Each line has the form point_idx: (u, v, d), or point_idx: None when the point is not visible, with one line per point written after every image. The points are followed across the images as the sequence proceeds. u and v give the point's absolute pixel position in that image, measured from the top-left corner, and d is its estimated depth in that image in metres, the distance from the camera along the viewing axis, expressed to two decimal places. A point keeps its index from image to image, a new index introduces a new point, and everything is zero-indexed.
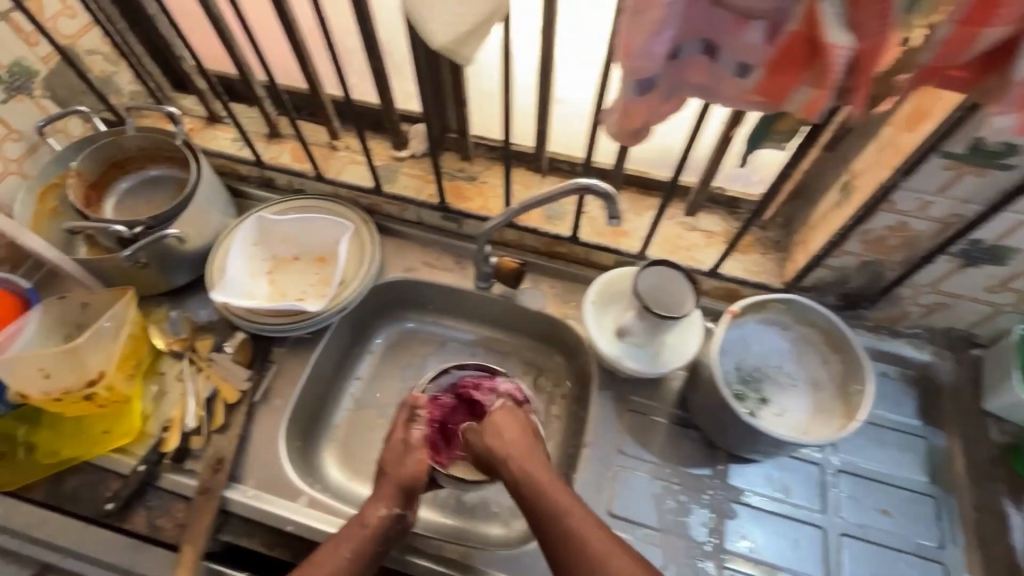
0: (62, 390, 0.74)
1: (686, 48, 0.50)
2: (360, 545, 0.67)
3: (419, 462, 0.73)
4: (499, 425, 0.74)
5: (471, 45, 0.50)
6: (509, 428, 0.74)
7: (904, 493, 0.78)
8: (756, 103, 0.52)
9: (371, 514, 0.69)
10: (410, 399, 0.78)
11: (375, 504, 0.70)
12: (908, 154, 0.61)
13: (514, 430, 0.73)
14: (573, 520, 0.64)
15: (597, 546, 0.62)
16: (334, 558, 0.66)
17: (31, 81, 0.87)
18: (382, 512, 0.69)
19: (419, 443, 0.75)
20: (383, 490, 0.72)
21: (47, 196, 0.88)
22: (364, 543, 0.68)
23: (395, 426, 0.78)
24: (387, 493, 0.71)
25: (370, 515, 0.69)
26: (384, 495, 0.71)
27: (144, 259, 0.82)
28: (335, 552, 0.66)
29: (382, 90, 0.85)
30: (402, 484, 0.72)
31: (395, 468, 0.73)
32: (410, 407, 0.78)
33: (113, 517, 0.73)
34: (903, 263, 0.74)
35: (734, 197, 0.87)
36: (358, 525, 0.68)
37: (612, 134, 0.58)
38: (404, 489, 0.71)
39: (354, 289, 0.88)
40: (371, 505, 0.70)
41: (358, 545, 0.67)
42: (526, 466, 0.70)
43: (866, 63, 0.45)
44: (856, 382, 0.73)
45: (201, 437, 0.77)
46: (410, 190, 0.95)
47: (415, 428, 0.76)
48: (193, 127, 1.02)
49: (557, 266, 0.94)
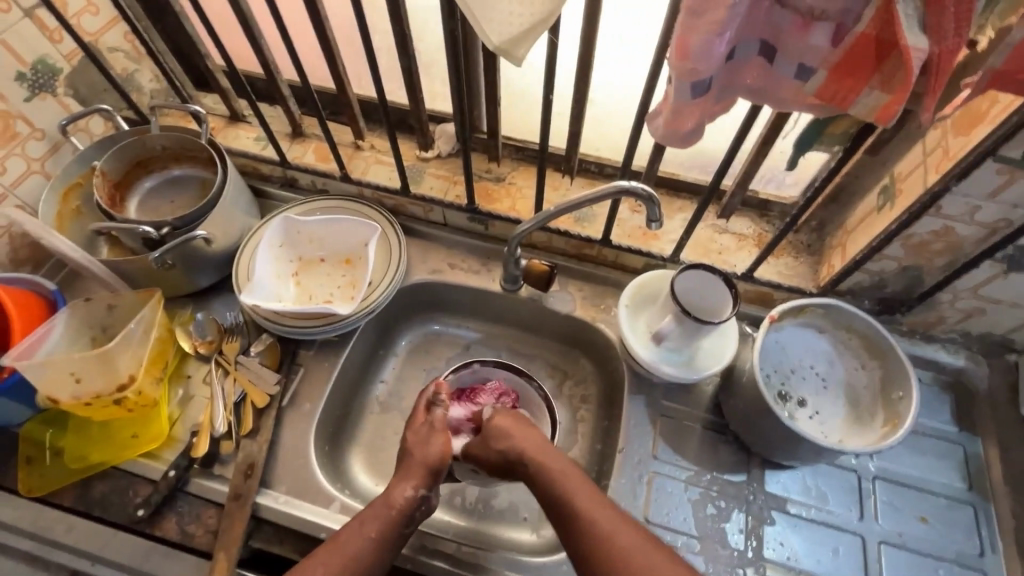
0: (92, 394, 0.72)
1: (743, 49, 0.49)
2: (383, 526, 0.65)
3: (440, 446, 0.72)
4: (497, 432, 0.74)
5: (525, 45, 0.49)
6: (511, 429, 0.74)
7: (943, 500, 0.77)
8: (814, 106, 0.51)
9: (398, 495, 0.68)
10: (432, 386, 0.79)
11: (402, 484, 0.69)
12: (959, 158, 0.60)
13: (527, 428, 0.74)
14: (596, 514, 0.63)
15: (602, 521, 0.62)
16: (361, 540, 0.64)
17: (54, 79, 0.86)
18: (409, 492, 0.68)
19: (441, 426, 0.74)
20: (410, 470, 0.70)
21: (70, 196, 0.87)
22: (389, 525, 0.66)
23: (417, 411, 0.78)
24: (414, 472, 0.70)
25: (397, 495, 0.68)
26: (411, 475, 0.69)
27: (171, 261, 0.81)
28: (361, 533, 0.64)
29: (412, 89, 0.84)
30: (428, 464, 0.70)
31: (420, 451, 0.72)
32: (432, 392, 0.78)
33: (144, 524, 0.72)
34: (944, 268, 0.73)
35: (767, 199, 0.86)
36: (384, 505, 0.67)
37: (659, 138, 0.56)
38: (431, 468, 0.70)
39: (383, 291, 0.87)
40: (398, 484, 0.69)
41: (383, 526, 0.65)
42: (546, 462, 0.69)
43: (939, 66, 0.43)
44: (897, 388, 0.73)
45: (231, 441, 0.76)
46: (437, 191, 0.94)
47: (438, 410, 0.76)
48: (216, 126, 1.01)
49: (585, 268, 0.93)
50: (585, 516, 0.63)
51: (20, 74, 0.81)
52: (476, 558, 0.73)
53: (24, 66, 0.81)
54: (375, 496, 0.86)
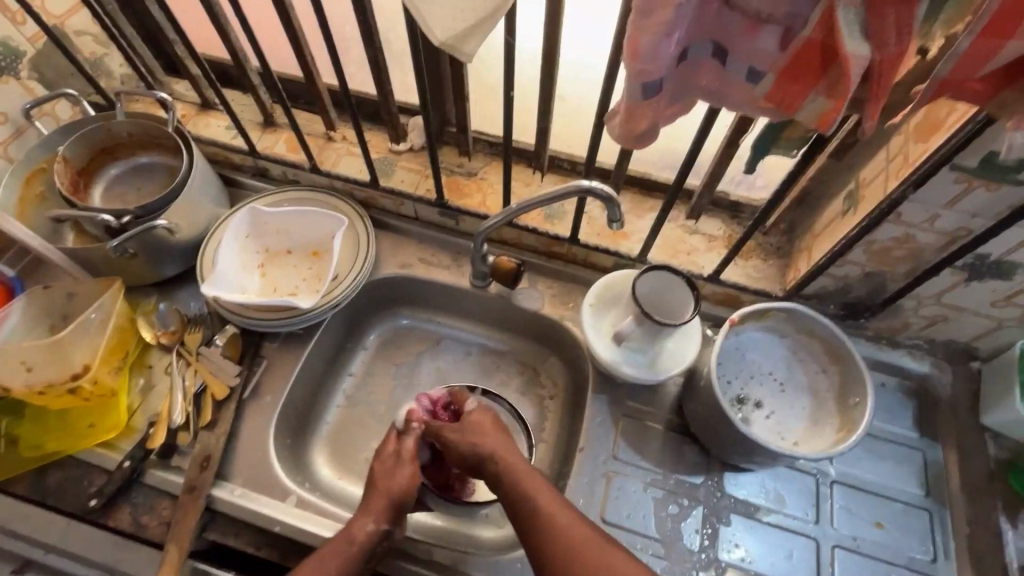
0: (45, 383, 0.72)
1: (695, 51, 0.48)
2: (344, 562, 0.64)
3: (407, 476, 0.73)
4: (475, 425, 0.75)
5: (473, 41, 0.48)
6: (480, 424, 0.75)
7: (899, 505, 0.77)
8: (766, 110, 0.50)
9: (358, 529, 0.67)
10: (404, 415, 0.79)
11: (363, 518, 0.68)
12: (918, 165, 0.59)
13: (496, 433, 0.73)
14: (575, 531, 0.62)
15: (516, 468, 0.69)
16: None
17: (17, 62, 0.85)
18: (369, 527, 0.67)
19: (409, 457, 0.75)
20: (373, 504, 0.69)
21: (33, 181, 0.85)
22: (350, 562, 0.65)
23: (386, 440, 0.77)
24: (377, 507, 0.69)
25: (357, 530, 0.67)
26: (373, 510, 0.69)
27: (133, 249, 0.80)
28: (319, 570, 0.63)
29: (380, 82, 0.83)
30: (392, 496, 0.70)
31: (386, 483, 0.72)
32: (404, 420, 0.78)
33: (98, 514, 0.71)
34: (907, 274, 0.73)
35: (737, 201, 0.85)
36: (344, 542, 0.66)
37: (616, 138, 0.56)
38: (394, 503, 0.70)
39: (348, 285, 0.86)
40: (359, 518, 0.68)
41: (344, 563, 0.64)
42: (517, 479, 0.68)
43: (884, 74, 0.43)
44: (855, 395, 0.73)
45: (189, 433, 0.76)
46: (407, 184, 0.93)
47: (408, 439, 0.76)
48: (186, 113, 1.00)
49: (555, 267, 0.93)
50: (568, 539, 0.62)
51: None
52: (437, 557, 0.73)
53: None
54: (337, 490, 0.86)
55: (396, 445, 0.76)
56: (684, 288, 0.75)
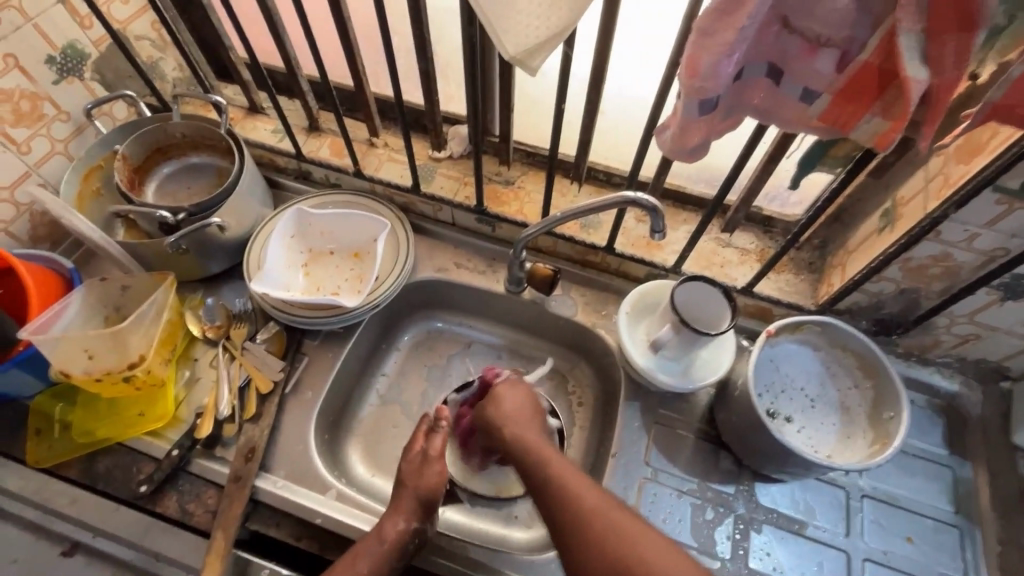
0: (103, 371, 0.74)
1: (750, 70, 0.50)
2: (377, 560, 0.67)
3: (437, 473, 0.73)
4: (509, 396, 0.77)
5: (540, 57, 0.51)
6: (513, 398, 0.77)
7: (929, 522, 0.78)
8: (818, 128, 0.52)
9: (390, 529, 0.69)
10: (436, 410, 0.80)
11: (394, 517, 0.70)
12: (959, 186, 0.61)
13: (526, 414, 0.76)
14: (598, 510, 0.60)
15: (529, 444, 0.70)
16: (352, 573, 0.65)
17: (82, 64, 0.89)
18: (400, 525, 0.69)
19: (437, 454, 0.75)
20: (402, 502, 0.71)
21: (91, 177, 0.89)
22: (382, 559, 0.67)
23: (415, 436, 0.78)
24: (406, 505, 0.71)
25: (388, 530, 0.69)
26: (403, 507, 0.70)
27: (185, 246, 0.83)
28: (354, 567, 0.66)
29: (428, 91, 0.86)
30: (420, 494, 0.72)
31: (413, 481, 0.73)
32: (433, 418, 0.79)
33: (146, 500, 0.73)
34: (941, 292, 0.74)
35: (770, 216, 0.87)
36: (375, 540, 0.68)
37: (665, 150, 0.58)
38: (422, 502, 0.71)
39: (388, 286, 0.88)
40: (389, 517, 0.70)
41: (376, 562, 0.66)
42: (545, 461, 0.68)
43: (939, 98, 0.45)
44: (888, 408, 0.74)
45: (234, 424, 0.78)
46: (446, 190, 0.96)
47: (437, 436, 0.77)
48: (235, 116, 1.04)
49: (589, 275, 0.95)
50: (598, 524, 0.59)
51: (50, 57, 0.84)
52: (471, 554, 0.74)
53: (54, 50, 0.84)
54: (370, 486, 0.88)
55: (422, 443, 0.77)
56: (709, 294, 0.78)
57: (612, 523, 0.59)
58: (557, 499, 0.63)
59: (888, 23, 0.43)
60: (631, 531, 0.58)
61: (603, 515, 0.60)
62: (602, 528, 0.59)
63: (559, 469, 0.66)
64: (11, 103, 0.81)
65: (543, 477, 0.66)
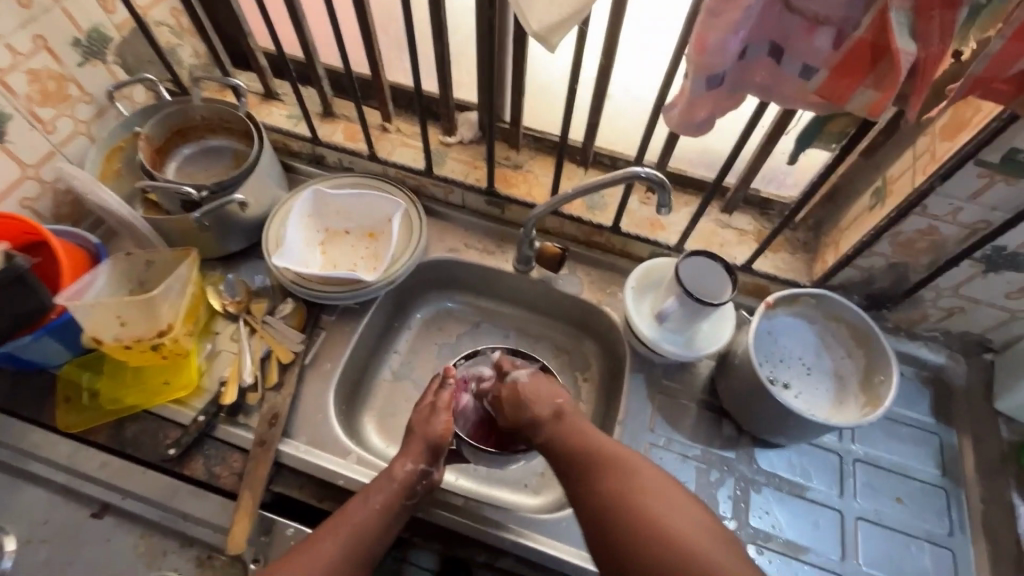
0: (133, 338, 0.77)
1: (754, 49, 0.54)
2: (387, 497, 0.71)
3: (444, 421, 0.78)
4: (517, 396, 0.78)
5: (560, 34, 0.54)
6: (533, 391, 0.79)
7: (917, 484, 0.83)
8: (816, 103, 0.57)
9: (398, 469, 0.73)
10: (443, 369, 0.84)
11: (403, 459, 0.74)
12: (945, 161, 0.65)
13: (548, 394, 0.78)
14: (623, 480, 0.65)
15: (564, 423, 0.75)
16: (366, 509, 0.70)
17: (105, 47, 0.91)
18: (408, 467, 0.73)
19: (444, 406, 0.79)
20: (411, 447, 0.76)
21: (113, 157, 0.92)
22: (392, 497, 0.71)
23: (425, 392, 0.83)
24: (415, 449, 0.76)
25: (398, 469, 0.73)
26: (412, 451, 0.75)
27: (208, 223, 0.86)
28: (366, 504, 0.70)
29: (442, 76, 0.90)
30: (428, 440, 0.76)
31: (422, 428, 0.78)
32: (442, 376, 0.83)
33: (173, 463, 0.76)
34: (928, 266, 0.79)
35: (767, 198, 0.92)
36: (387, 479, 0.72)
37: (673, 125, 0.62)
38: (431, 446, 0.76)
39: (404, 264, 0.92)
40: (399, 459, 0.74)
41: (387, 498, 0.71)
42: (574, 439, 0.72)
43: (926, 70, 0.50)
44: (879, 373, 0.79)
45: (257, 393, 0.81)
46: (458, 173, 1.00)
47: (444, 392, 0.81)
48: (251, 102, 1.07)
49: (594, 255, 0.99)
50: (625, 493, 0.63)
51: (76, 40, 0.86)
52: (481, 511, 0.77)
53: (80, 33, 0.87)
54: (385, 456, 0.91)
55: (432, 395, 0.82)
56: (705, 266, 0.82)
57: (640, 492, 0.63)
58: (575, 457, 0.70)
59: (880, 1, 0.47)
60: (655, 496, 0.62)
61: (627, 482, 0.64)
62: (615, 478, 0.65)
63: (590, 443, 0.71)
64: (38, 83, 0.83)
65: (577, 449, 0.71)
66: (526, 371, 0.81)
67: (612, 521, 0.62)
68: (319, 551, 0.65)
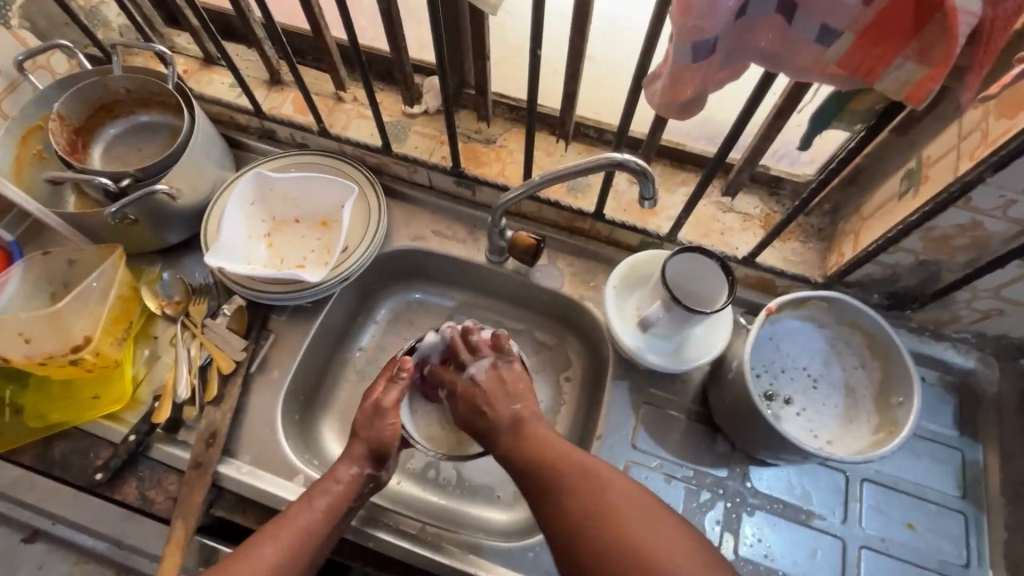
0: (46, 354, 0.70)
1: (758, 4, 0.41)
2: (333, 501, 0.64)
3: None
4: (487, 383, 0.73)
5: None
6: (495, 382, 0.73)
7: (933, 507, 0.73)
8: (836, 78, 0.43)
9: (343, 471, 0.66)
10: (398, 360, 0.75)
11: (347, 462, 0.67)
12: (998, 146, 0.52)
13: (494, 385, 0.73)
14: (581, 480, 0.60)
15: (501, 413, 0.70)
16: (309, 512, 0.62)
17: (7, 9, 0.79)
18: (354, 470, 0.67)
19: (390, 406, 0.70)
20: (354, 449, 0.69)
21: (30, 139, 0.81)
22: (337, 499, 0.64)
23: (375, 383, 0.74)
24: (357, 452, 0.68)
25: (342, 472, 0.66)
26: (356, 454, 0.68)
27: (133, 215, 0.75)
28: (309, 507, 0.62)
29: (393, 37, 0.76)
30: (373, 444, 0.69)
31: (367, 430, 0.70)
32: (397, 367, 0.74)
33: (104, 487, 0.70)
34: (966, 265, 0.66)
35: (778, 176, 0.78)
36: (331, 481, 0.65)
37: (654, 105, 0.48)
38: (375, 450, 0.68)
39: (357, 258, 0.82)
40: (342, 462, 0.67)
41: (332, 500, 0.64)
42: (521, 433, 0.68)
43: (990, 36, 0.37)
44: (897, 394, 0.68)
45: (194, 407, 0.73)
46: (421, 151, 0.87)
47: (394, 388, 0.72)
48: (189, 69, 0.94)
49: (576, 243, 0.87)
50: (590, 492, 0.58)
51: None
52: (441, 540, 0.70)
53: None
54: None
55: (380, 392, 0.73)
56: (694, 262, 0.71)
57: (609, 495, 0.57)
58: (524, 459, 0.65)
59: None
60: (620, 499, 0.57)
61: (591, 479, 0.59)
62: (580, 487, 0.59)
63: (531, 438, 0.66)
64: None
65: (520, 444, 0.67)
66: (488, 363, 0.75)
67: (577, 530, 0.56)
68: (257, 560, 0.57)
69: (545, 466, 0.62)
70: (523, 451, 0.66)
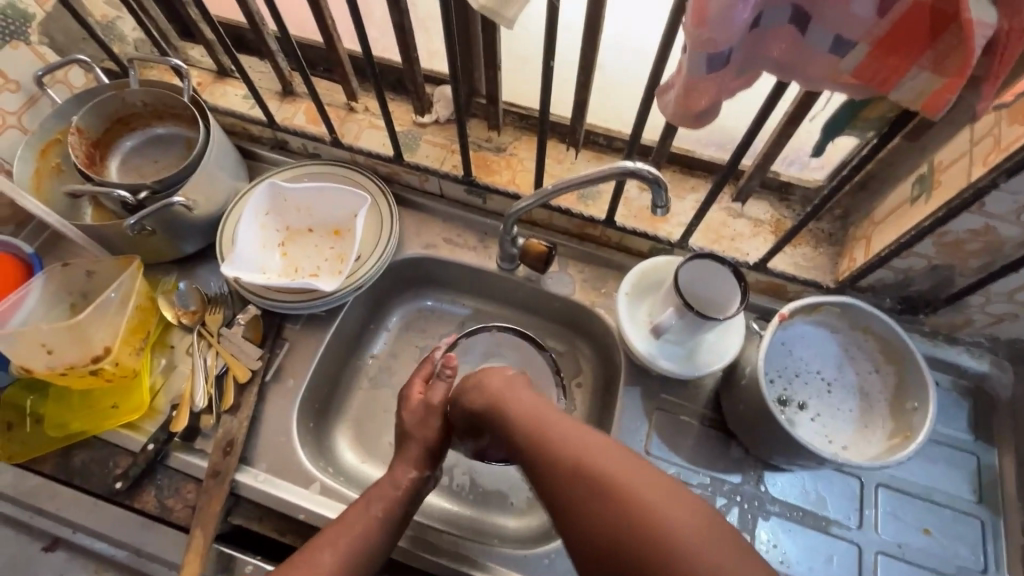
0: (67, 364, 0.71)
1: (771, 15, 0.41)
2: (389, 504, 0.65)
3: (434, 419, 0.73)
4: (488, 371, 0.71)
5: (514, 6, 0.45)
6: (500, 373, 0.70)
7: (948, 512, 0.73)
8: (851, 87, 0.44)
9: (402, 475, 0.68)
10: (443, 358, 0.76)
11: (405, 466, 0.69)
12: (1011, 151, 0.52)
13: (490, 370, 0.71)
14: (590, 456, 0.56)
15: (497, 386, 0.67)
16: (366, 517, 0.63)
17: (27, 25, 0.81)
18: (412, 475, 0.68)
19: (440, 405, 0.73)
20: (409, 453, 0.70)
21: (49, 152, 0.82)
22: (394, 503, 0.65)
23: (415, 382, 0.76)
24: (413, 454, 0.70)
25: (401, 476, 0.68)
26: (412, 457, 0.70)
27: (150, 226, 0.76)
28: (366, 512, 0.64)
29: (405, 48, 0.77)
30: (428, 445, 0.71)
31: (420, 432, 0.72)
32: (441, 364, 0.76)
33: (123, 496, 0.71)
34: (980, 269, 0.66)
35: (788, 182, 0.79)
36: (389, 486, 0.67)
37: (668, 115, 0.49)
38: (430, 450, 0.71)
39: (370, 267, 0.82)
40: (400, 466, 0.69)
41: (388, 505, 0.65)
42: (513, 406, 0.64)
43: (1003, 48, 0.38)
44: (913, 399, 0.68)
45: (212, 416, 0.74)
46: (432, 159, 0.88)
47: (438, 386, 0.74)
48: (202, 81, 0.95)
49: (587, 249, 0.88)
50: (603, 470, 0.54)
51: None
52: (458, 548, 0.70)
53: None
54: (360, 473, 0.84)
55: (422, 392, 0.75)
56: (705, 270, 0.71)
57: (627, 473, 0.54)
58: (524, 428, 0.61)
59: None
60: (633, 477, 0.54)
61: (606, 456, 0.55)
62: (592, 465, 0.55)
63: (526, 411, 0.63)
64: None
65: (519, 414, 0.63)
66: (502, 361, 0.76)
67: (586, 512, 0.53)
68: (317, 564, 0.60)
69: (545, 438, 0.59)
70: (522, 423, 0.62)
